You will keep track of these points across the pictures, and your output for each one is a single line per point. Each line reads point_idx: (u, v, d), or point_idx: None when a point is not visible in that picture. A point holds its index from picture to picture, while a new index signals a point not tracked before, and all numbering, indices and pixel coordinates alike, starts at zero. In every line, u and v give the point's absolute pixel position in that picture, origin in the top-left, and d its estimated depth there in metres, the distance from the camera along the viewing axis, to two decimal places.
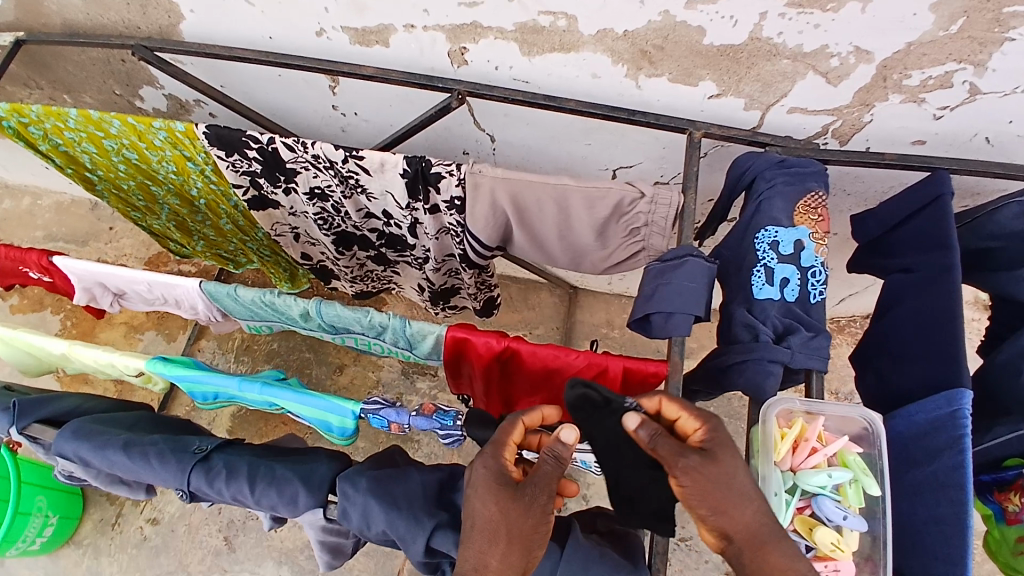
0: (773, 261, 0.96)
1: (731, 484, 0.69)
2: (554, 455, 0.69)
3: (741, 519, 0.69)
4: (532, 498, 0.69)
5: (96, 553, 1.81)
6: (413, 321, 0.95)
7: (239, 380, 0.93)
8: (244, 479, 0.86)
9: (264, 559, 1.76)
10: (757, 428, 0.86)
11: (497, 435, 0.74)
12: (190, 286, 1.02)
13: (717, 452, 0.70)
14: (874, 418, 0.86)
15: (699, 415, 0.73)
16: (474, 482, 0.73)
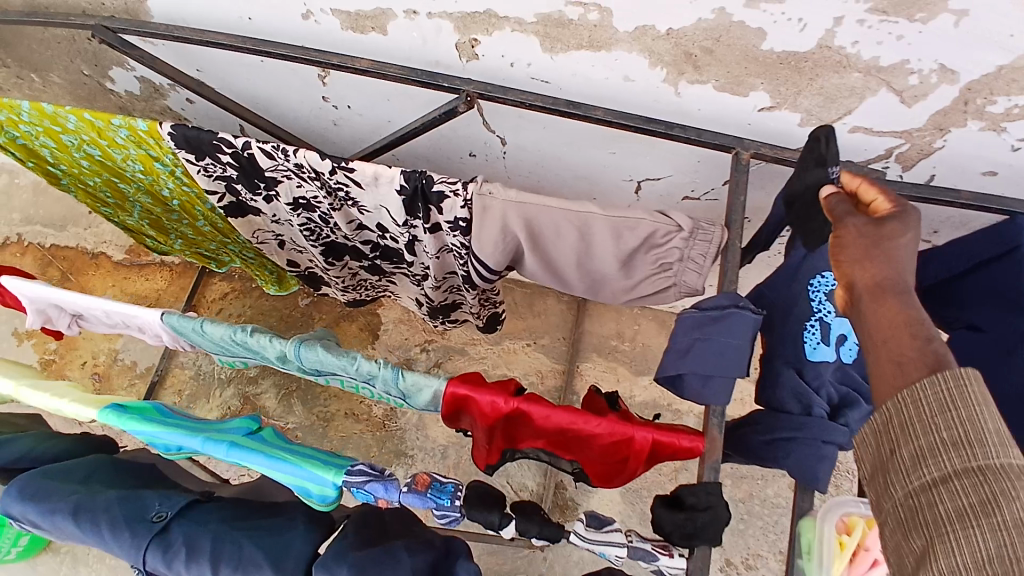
0: (831, 315, 0.81)
1: (891, 242, 0.63)
2: None
3: (876, 270, 0.62)
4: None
5: (74, 562, 1.71)
6: (407, 373, 0.81)
7: (203, 438, 0.79)
8: (207, 560, 0.74)
9: None
10: (812, 529, 0.75)
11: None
12: (152, 318, 0.89)
13: (887, 225, 0.64)
14: None
15: (892, 199, 0.66)
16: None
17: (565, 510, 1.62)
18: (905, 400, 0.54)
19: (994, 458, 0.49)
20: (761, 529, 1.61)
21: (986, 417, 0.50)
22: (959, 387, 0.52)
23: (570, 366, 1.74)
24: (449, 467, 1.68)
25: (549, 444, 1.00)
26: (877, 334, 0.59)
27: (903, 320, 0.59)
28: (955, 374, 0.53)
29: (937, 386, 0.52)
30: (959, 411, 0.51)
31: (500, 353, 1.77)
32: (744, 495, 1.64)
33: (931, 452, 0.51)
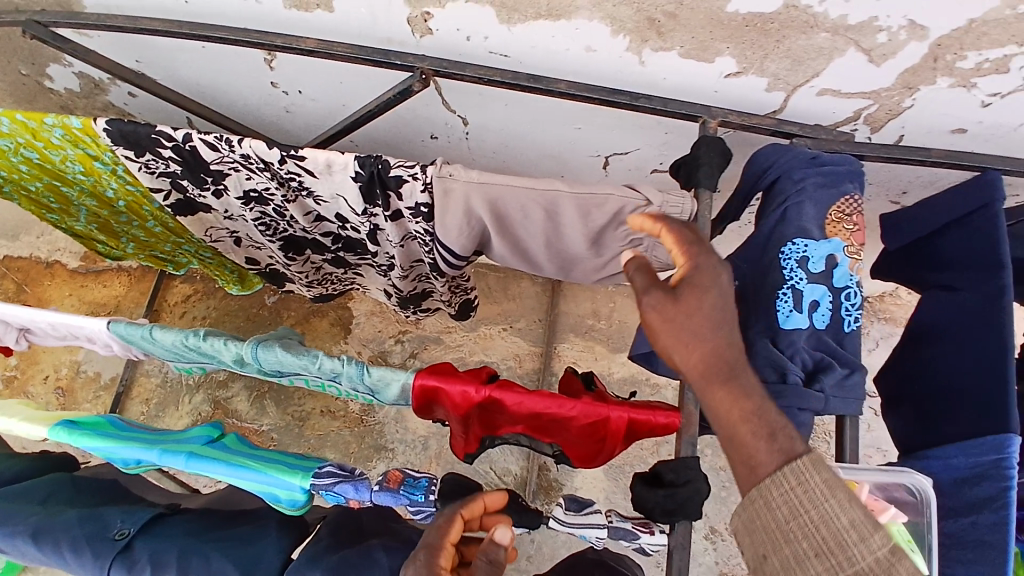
0: (803, 282, 0.80)
1: (698, 314, 0.61)
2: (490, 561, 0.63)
3: (694, 354, 0.61)
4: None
5: None
6: (373, 368, 0.78)
7: (160, 450, 0.75)
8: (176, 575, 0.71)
9: None
10: None
11: (428, 543, 0.63)
12: (98, 327, 0.84)
13: (687, 292, 0.62)
14: (923, 483, 0.69)
15: (688, 251, 0.64)
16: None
17: (549, 491, 1.61)
18: (761, 502, 0.56)
19: (855, 560, 0.52)
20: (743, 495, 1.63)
21: (834, 513, 0.53)
22: (805, 483, 0.55)
23: (548, 348, 1.72)
24: (430, 457, 1.66)
25: (529, 429, 0.97)
26: (723, 426, 0.60)
27: (741, 404, 0.59)
28: (797, 466, 0.56)
29: (783, 485, 0.56)
30: (811, 514, 0.54)
31: (476, 339, 1.74)
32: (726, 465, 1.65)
33: (801, 564, 0.54)
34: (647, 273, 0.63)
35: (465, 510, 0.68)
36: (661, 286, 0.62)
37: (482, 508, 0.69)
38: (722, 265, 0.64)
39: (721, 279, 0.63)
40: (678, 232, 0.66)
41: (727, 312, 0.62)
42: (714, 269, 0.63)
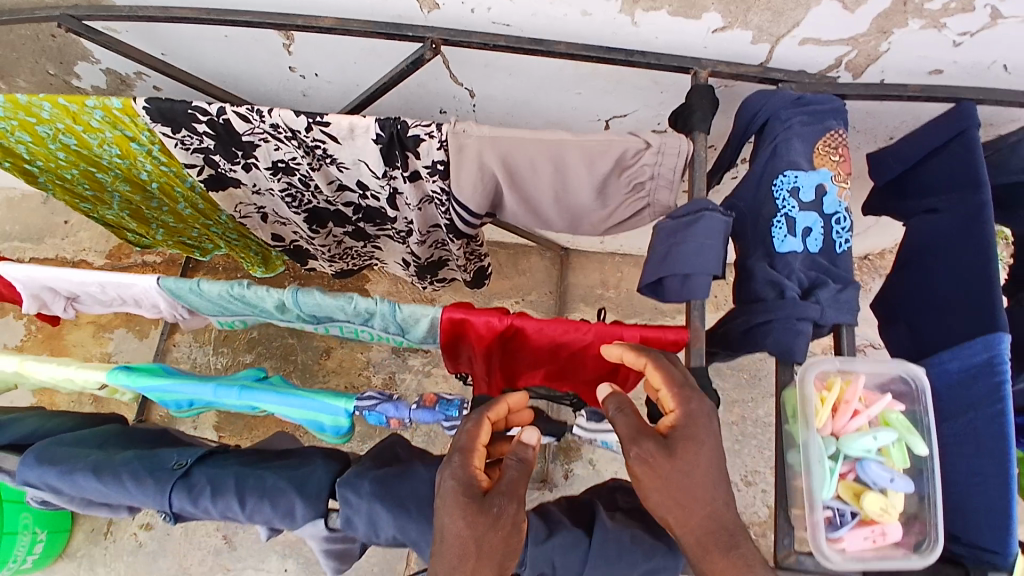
0: (795, 210, 0.87)
1: (690, 472, 0.71)
2: (518, 458, 0.71)
3: (692, 518, 0.71)
4: (501, 511, 0.68)
5: (92, 563, 1.75)
6: (404, 305, 0.85)
7: (216, 385, 0.83)
8: (233, 493, 0.76)
9: (268, 555, 1.65)
10: (792, 392, 0.74)
11: (462, 445, 0.72)
12: (147, 284, 0.91)
13: (680, 446, 0.72)
14: (918, 372, 0.72)
15: (678, 397, 0.75)
16: (442, 494, 0.70)
17: (568, 453, 1.67)
18: None
19: None
20: (756, 448, 1.69)
21: None
22: None
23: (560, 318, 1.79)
24: None
25: (545, 378, 1.06)
26: None
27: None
28: None
29: None
30: None
31: None
32: (737, 420, 1.71)
33: None
34: (624, 406, 0.75)
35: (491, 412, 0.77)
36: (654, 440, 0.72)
37: (505, 408, 0.78)
38: (710, 414, 0.75)
39: (709, 429, 0.74)
40: (673, 376, 0.77)
41: (718, 469, 0.73)
42: (704, 419, 0.74)
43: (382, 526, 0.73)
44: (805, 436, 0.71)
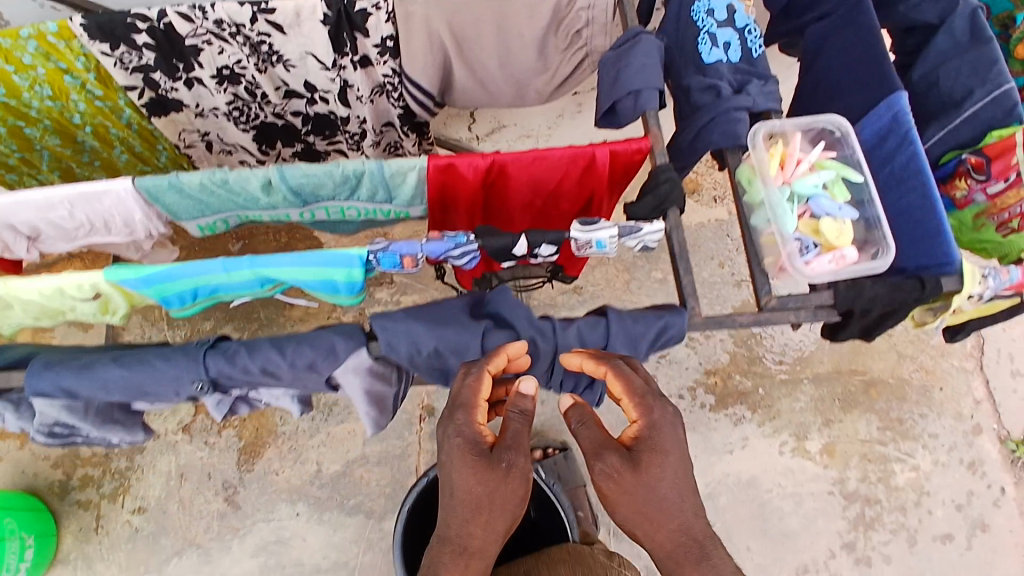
0: (714, 26, 0.98)
1: (654, 491, 0.71)
2: (520, 410, 0.73)
3: (661, 538, 0.71)
4: (511, 462, 0.70)
5: (88, 561, 1.64)
6: (390, 161, 0.89)
7: (224, 262, 0.82)
8: (269, 345, 0.77)
9: (276, 503, 1.64)
10: (748, 160, 0.92)
11: (463, 400, 0.74)
12: (121, 188, 0.89)
13: (644, 458, 0.71)
14: (842, 121, 0.94)
15: (640, 405, 0.75)
16: (450, 451, 0.72)
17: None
18: None
19: None
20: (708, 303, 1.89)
21: None
22: None
23: None
24: None
25: None
26: None
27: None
28: None
29: None
30: None
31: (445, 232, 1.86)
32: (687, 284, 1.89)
33: None
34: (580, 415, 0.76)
35: (492, 363, 0.77)
36: (616, 454, 0.72)
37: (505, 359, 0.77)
38: (674, 421, 0.74)
39: (672, 437, 0.73)
40: (640, 383, 0.77)
41: (678, 473, 0.72)
42: (666, 430, 0.73)
43: (411, 338, 0.78)
44: (764, 187, 0.89)
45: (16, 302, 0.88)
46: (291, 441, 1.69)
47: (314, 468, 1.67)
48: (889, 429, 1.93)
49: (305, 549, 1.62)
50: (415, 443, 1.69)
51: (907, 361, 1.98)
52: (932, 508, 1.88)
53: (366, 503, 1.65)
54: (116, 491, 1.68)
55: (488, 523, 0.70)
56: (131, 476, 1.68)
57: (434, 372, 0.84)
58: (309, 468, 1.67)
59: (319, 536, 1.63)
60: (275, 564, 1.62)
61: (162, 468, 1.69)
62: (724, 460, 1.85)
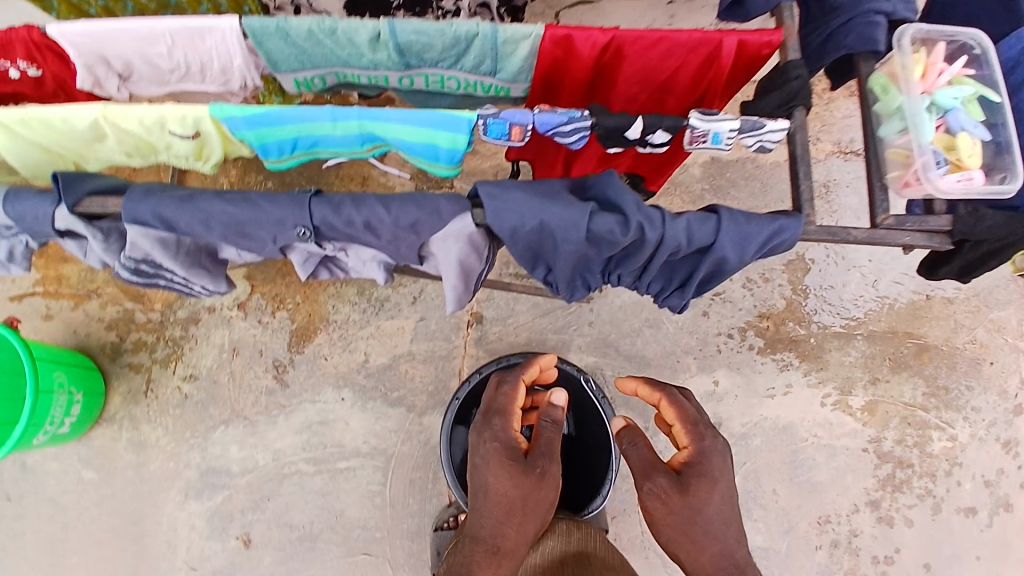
0: None
1: (697, 514, 1.02)
2: (549, 422, 1.15)
3: (703, 552, 1.03)
4: (539, 466, 1.08)
5: (134, 422, 1.70)
6: (506, 25, 0.86)
7: (331, 111, 0.83)
8: (376, 199, 0.76)
9: (323, 386, 1.69)
10: (885, 72, 0.97)
11: (502, 413, 1.16)
12: (228, 25, 0.87)
13: (692, 481, 1.04)
14: (981, 36, 0.98)
15: (693, 437, 1.10)
16: (493, 455, 1.09)
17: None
18: None
19: None
20: None
21: None
22: None
23: None
24: None
25: (599, 163, 1.11)
26: None
27: None
28: None
29: None
30: None
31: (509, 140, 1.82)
32: None
33: None
34: (630, 431, 1.14)
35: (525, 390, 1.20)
36: (664, 476, 1.04)
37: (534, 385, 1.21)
38: (718, 451, 1.08)
39: (717, 472, 1.06)
40: (683, 411, 1.15)
41: (725, 536, 1.04)
42: (713, 461, 1.07)
43: (514, 207, 0.75)
44: (905, 94, 0.94)
45: (115, 129, 0.92)
46: (340, 330, 1.70)
47: (363, 357, 1.70)
48: (933, 396, 1.89)
49: (347, 432, 1.68)
50: (461, 347, 1.71)
51: (962, 331, 1.92)
52: (962, 480, 1.87)
53: (408, 397, 1.69)
54: (168, 358, 1.72)
55: (517, 526, 1.06)
56: (184, 344, 1.72)
57: (529, 248, 0.82)
58: (357, 356, 1.70)
59: (362, 421, 1.68)
60: (318, 443, 1.68)
61: (216, 341, 1.71)
62: (763, 404, 1.85)
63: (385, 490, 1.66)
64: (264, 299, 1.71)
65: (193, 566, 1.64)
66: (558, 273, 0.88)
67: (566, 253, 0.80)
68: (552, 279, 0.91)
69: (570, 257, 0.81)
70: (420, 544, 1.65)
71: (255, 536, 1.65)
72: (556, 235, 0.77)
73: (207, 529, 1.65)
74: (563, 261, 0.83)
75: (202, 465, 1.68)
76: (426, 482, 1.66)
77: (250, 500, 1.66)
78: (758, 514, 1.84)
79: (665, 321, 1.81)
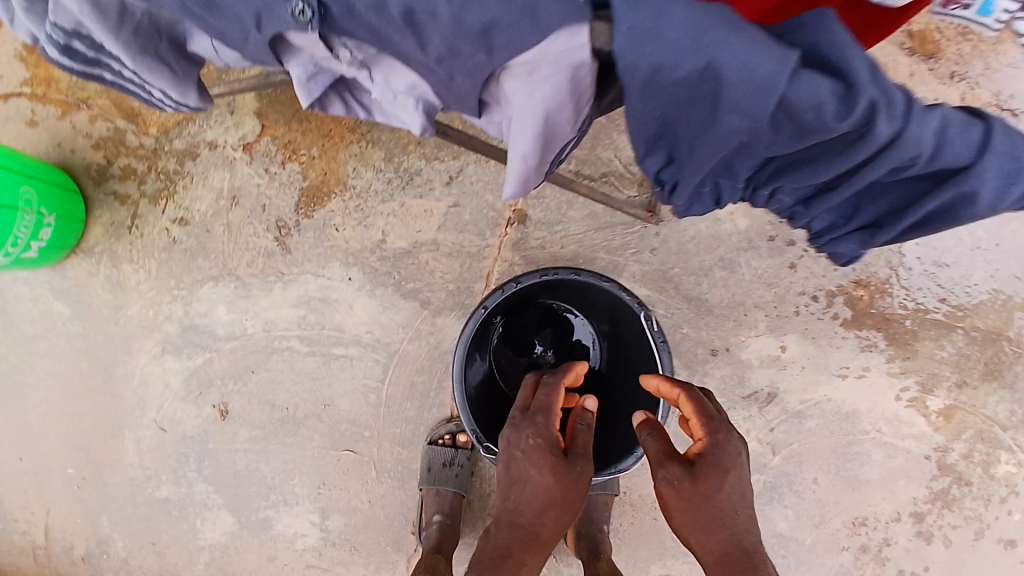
0: None
1: (705, 505, 0.86)
2: (584, 424, 1.05)
3: (710, 541, 0.87)
4: (578, 468, 0.99)
5: (115, 260, 1.41)
6: None
7: None
8: None
9: (329, 262, 1.37)
10: None
11: (543, 411, 1.05)
12: None
13: (704, 471, 0.87)
14: None
15: (707, 428, 0.91)
16: (534, 451, 1.00)
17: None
18: None
19: None
20: None
21: None
22: None
23: None
24: None
25: None
26: None
27: None
28: None
29: None
30: None
31: None
32: None
33: None
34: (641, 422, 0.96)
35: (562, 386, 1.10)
36: (678, 465, 0.87)
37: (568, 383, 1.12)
38: (732, 441, 0.90)
39: (732, 461, 0.89)
40: (693, 394, 0.96)
41: (736, 521, 0.88)
42: (730, 451, 0.89)
43: (669, 31, 0.45)
44: None
45: None
46: (360, 200, 1.36)
47: (380, 237, 1.37)
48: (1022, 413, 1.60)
49: (348, 317, 1.39)
50: (495, 247, 1.39)
51: None
52: (1014, 509, 1.61)
53: (424, 292, 1.39)
54: (158, 195, 1.38)
55: (557, 520, 0.98)
56: (178, 181, 1.37)
57: (667, 115, 0.51)
58: (373, 235, 1.37)
59: (366, 307, 1.39)
60: (315, 321, 1.39)
61: (214, 185, 1.36)
62: (831, 384, 1.59)
63: (382, 388, 1.42)
64: (275, 145, 1.35)
65: (163, 425, 1.44)
66: (685, 169, 0.58)
67: (729, 134, 0.50)
68: (671, 179, 0.60)
69: (727, 143, 0.51)
70: (410, 452, 1.45)
71: (232, 407, 1.42)
72: (729, 97, 0.46)
73: (182, 391, 1.42)
74: (702, 150, 0.53)
75: (184, 320, 1.39)
76: (428, 389, 1.42)
77: (233, 369, 1.40)
78: (789, 500, 1.63)
79: (741, 266, 1.51)
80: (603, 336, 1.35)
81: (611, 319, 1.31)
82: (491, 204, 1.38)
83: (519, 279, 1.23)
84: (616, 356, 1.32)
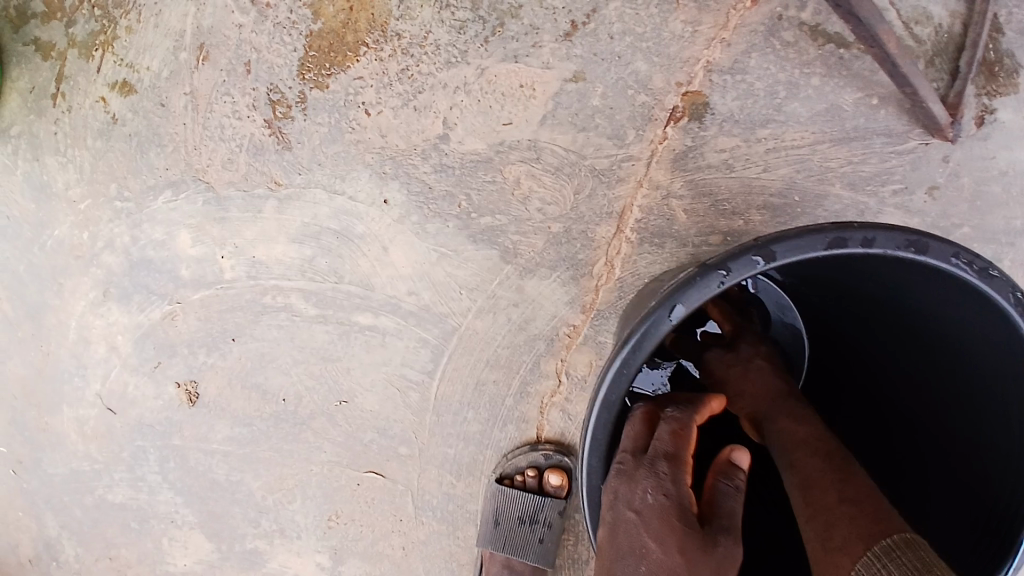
0: None
1: (743, 372, 0.64)
2: (731, 481, 0.54)
3: (753, 392, 0.62)
4: (727, 555, 0.50)
5: (35, 149, 0.87)
6: None
7: None
8: None
9: (354, 166, 0.81)
10: None
11: (674, 452, 0.53)
12: None
13: (743, 344, 0.67)
14: None
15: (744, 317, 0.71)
16: (648, 516, 0.51)
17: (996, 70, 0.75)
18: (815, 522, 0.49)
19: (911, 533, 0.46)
20: None
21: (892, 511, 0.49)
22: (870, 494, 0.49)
23: None
24: None
25: None
26: (788, 451, 0.55)
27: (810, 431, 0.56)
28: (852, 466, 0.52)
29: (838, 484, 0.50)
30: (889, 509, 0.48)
31: None
32: None
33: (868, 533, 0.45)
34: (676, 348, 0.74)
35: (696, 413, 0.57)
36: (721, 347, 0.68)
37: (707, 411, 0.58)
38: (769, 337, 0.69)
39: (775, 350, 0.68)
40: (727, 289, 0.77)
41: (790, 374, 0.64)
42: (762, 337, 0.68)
43: None
44: None
45: None
46: (409, 61, 0.78)
47: (439, 133, 0.80)
48: None
49: (381, 268, 0.84)
50: (641, 162, 0.77)
51: None
52: None
53: (510, 233, 0.81)
54: (91, 41, 0.83)
55: None
56: (120, 19, 0.82)
57: None
58: (433, 127, 0.79)
59: (412, 253, 0.83)
60: (329, 271, 0.85)
61: (173, 27, 0.81)
62: None
63: (431, 385, 0.87)
64: None
65: (110, 404, 0.96)
66: None
67: None
68: None
69: None
70: (468, 489, 0.90)
71: (206, 390, 0.93)
72: None
73: (133, 359, 0.93)
74: None
75: (132, 251, 0.88)
76: (502, 395, 0.86)
77: (204, 333, 0.90)
78: None
79: None
80: (867, 332, 0.68)
81: (908, 321, 0.62)
82: (644, 80, 0.75)
83: (771, 251, 0.49)
84: (877, 366, 0.67)
